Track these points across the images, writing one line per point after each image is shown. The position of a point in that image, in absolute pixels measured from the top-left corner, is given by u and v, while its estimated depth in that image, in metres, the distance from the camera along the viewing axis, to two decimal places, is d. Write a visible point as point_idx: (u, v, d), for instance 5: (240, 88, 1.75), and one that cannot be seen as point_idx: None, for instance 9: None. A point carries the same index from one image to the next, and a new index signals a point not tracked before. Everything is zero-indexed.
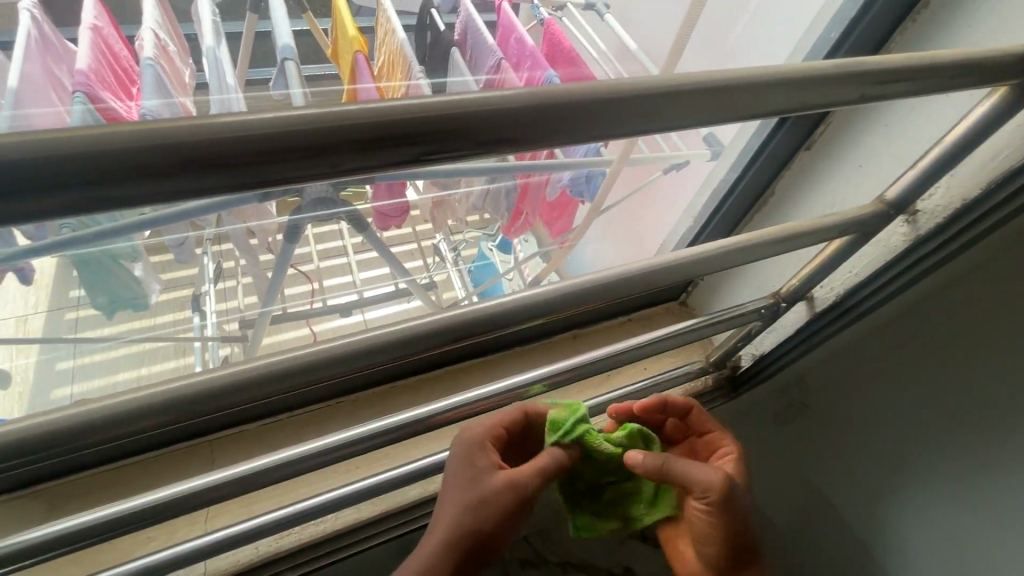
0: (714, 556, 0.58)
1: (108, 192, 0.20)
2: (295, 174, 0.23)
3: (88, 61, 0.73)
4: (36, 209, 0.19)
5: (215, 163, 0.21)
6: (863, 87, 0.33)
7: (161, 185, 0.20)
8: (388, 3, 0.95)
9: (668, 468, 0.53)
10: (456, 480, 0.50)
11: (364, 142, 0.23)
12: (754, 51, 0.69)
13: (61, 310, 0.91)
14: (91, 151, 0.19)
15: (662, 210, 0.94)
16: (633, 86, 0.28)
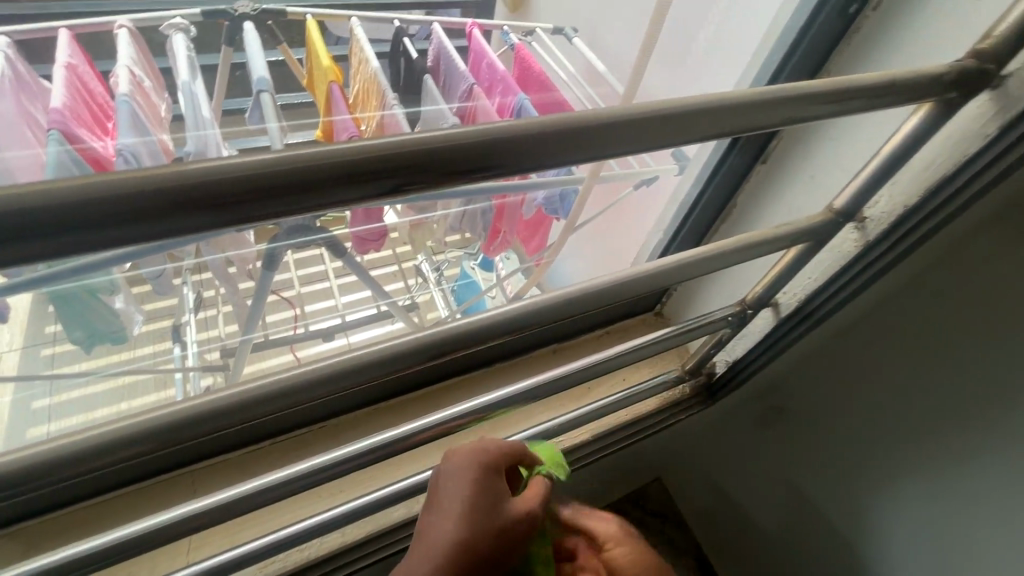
0: None
1: (93, 234, 0.21)
2: (264, 210, 0.24)
3: (62, 99, 0.74)
4: (13, 255, 0.20)
5: (188, 203, 0.22)
6: (794, 111, 0.36)
7: (142, 225, 0.22)
8: (362, 34, 0.98)
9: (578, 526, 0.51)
10: (470, 496, 0.40)
11: (316, 182, 0.24)
12: (712, 74, 0.73)
13: (37, 347, 0.90)
14: (68, 199, 0.20)
15: (636, 224, 0.97)
16: (584, 114, 0.30)
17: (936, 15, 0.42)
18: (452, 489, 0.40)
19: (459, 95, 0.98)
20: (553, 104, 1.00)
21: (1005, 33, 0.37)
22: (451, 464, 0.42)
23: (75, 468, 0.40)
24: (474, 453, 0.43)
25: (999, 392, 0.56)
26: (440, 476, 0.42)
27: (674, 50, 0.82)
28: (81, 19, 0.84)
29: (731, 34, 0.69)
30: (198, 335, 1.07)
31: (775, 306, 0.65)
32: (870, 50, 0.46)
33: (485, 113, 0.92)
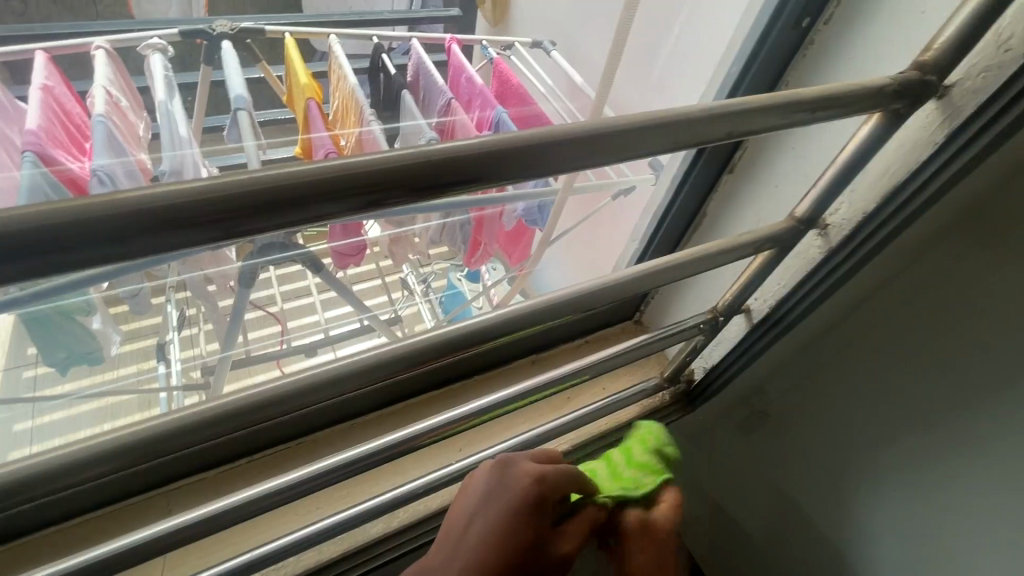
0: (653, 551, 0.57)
1: (52, 259, 0.21)
2: (215, 234, 0.24)
3: (38, 121, 0.75)
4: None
5: (131, 229, 0.22)
6: (730, 126, 0.35)
7: (105, 249, 0.22)
8: (340, 52, 0.98)
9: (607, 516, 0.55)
10: (518, 524, 0.43)
11: (309, 196, 0.25)
12: (681, 85, 0.74)
13: (19, 368, 0.88)
14: (12, 225, 0.20)
15: (615, 233, 0.98)
16: (538, 130, 0.30)
17: (883, 28, 0.43)
18: (492, 505, 0.44)
19: (438, 110, 0.99)
20: (531, 117, 1.01)
21: (944, 46, 0.38)
22: (495, 481, 0.46)
23: (40, 491, 0.40)
24: (523, 476, 0.46)
25: (969, 396, 0.57)
26: (479, 490, 0.46)
27: (642, 62, 0.83)
28: (57, 41, 0.85)
29: (693, 48, 0.70)
30: (181, 353, 1.06)
31: (747, 312, 0.66)
32: (827, 61, 0.47)
33: (462, 128, 0.92)
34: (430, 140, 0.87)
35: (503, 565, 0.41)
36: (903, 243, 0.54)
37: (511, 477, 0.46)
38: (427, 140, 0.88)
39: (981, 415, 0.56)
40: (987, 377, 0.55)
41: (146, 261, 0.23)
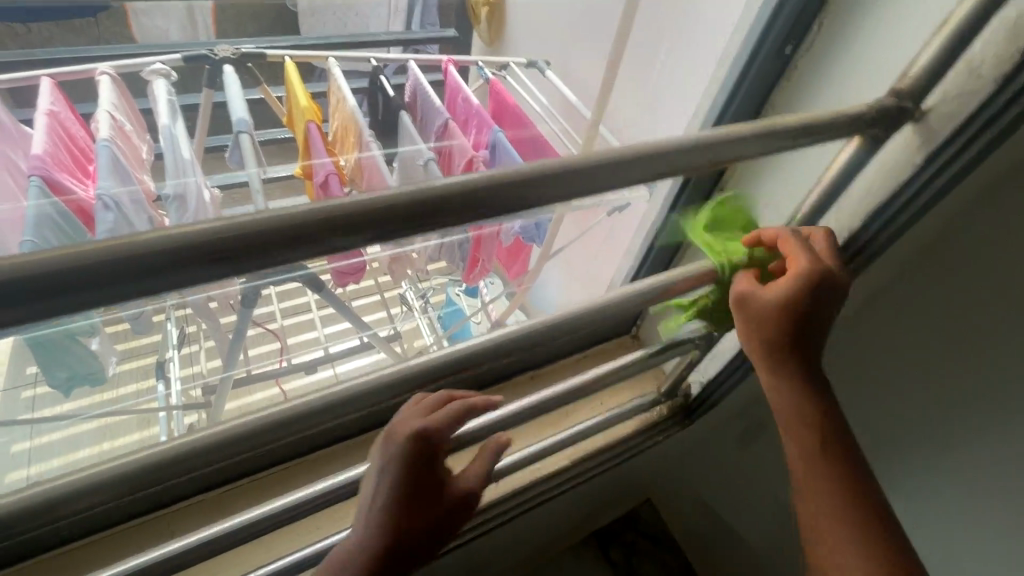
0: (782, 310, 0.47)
1: (85, 296, 0.23)
2: (225, 270, 0.26)
3: (43, 146, 0.76)
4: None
5: (153, 267, 0.24)
6: (719, 156, 0.38)
7: (131, 286, 0.24)
8: (340, 74, 1.00)
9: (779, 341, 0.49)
10: (399, 492, 0.44)
11: (324, 232, 0.27)
12: (673, 106, 0.76)
13: (17, 390, 0.89)
14: (50, 266, 0.22)
15: (610, 249, 0.99)
16: (533, 163, 0.32)
17: (860, 56, 0.45)
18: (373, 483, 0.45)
19: (435, 130, 1.01)
20: (527, 136, 1.03)
21: (919, 73, 0.41)
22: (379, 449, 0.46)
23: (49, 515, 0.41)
24: (393, 438, 0.44)
25: (955, 408, 0.58)
26: (373, 459, 0.46)
27: (634, 84, 0.86)
28: (62, 68, 0.86)
29: (682, 72, 0.73)
30: (180, 372, 1.07)
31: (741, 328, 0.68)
32: (808, 86, 0.49)
33: (459, 149, 0.94)
34: (429, 161, 0.90)
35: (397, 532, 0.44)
36: (882, 264, 0.56)
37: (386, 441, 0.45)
38: (426, 160, 0.90)
39: (968, 425, 0.57)
40: (971, 388, 0.56)
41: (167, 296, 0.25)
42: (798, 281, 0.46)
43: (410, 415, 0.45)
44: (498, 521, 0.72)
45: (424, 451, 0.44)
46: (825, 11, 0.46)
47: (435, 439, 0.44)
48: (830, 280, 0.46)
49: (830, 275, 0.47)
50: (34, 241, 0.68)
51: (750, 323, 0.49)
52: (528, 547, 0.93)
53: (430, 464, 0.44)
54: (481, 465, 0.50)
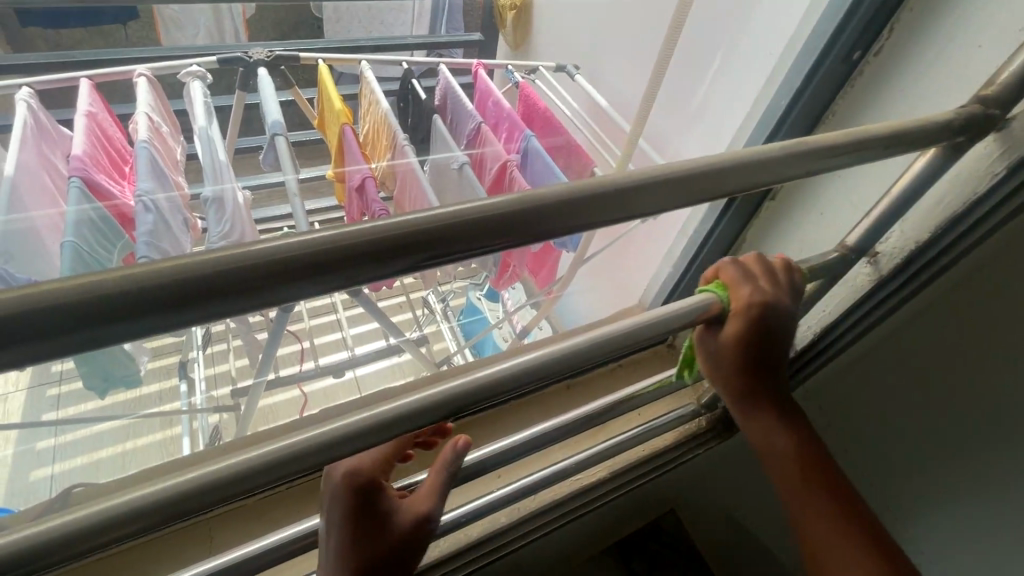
0: (733, 350, 0.48)
1: (169, 313, 0.23)
2: (296, 291, 0.26)
3: (83, 146, 0.76)
4: (73, 340, 0.21)
5: (224, 290, 0.23)
6: (803, 165, 0.37)
7: (211, 306, 0.24)
8: (372, 76, 1.00)
9: (746, 373, 0.49)
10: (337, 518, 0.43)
11: (386, 253, 0.27)
12: (718, 111, 0.75)
13: (43, 387, 0.90)
14: (129, 290, 0.22)
15: (642, 255, 0.98)
16: (592, 181, 0.32)
17: (939, 60, 0.44)
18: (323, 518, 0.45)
19: (467, 135, 1.01)
20: (559, 139, 1.02)
21: (1008, 80, 0.39)
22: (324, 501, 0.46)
23: (65, 553, 0.36)
24: (331, 482, 0.44)
25: (978, 450, 0.54)
26: (320, 512, 0.45)
27: (677, 86, 0.84)
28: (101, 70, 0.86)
29: (729, 77, 0.72)
30: (205, 372, 1.08)
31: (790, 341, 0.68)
32: (879, 91, 0.48)
33: (492, 153, 0.94)
34: (463, 166, 0.88)
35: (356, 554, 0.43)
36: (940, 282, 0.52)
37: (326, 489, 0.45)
38: (460, 164, 0.88)
39: (993, 466, 0.53)
40: (1002, 431, 0.51)
41: (234, 318, 0.25)
42: (744, 315, 0.46)
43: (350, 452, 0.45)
44: (537, 534, 0.71)
45: (366, 488, 0.43)
46: (899, 16, 0.45)
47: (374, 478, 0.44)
48: (777, 310, 0.46)
49: (778, 304, 0.47)
50: (75, 244, 0.68)
51: (710, 359, 0.50)
52: (561, 559, 0.91)
53: (366, 502, 0.43)
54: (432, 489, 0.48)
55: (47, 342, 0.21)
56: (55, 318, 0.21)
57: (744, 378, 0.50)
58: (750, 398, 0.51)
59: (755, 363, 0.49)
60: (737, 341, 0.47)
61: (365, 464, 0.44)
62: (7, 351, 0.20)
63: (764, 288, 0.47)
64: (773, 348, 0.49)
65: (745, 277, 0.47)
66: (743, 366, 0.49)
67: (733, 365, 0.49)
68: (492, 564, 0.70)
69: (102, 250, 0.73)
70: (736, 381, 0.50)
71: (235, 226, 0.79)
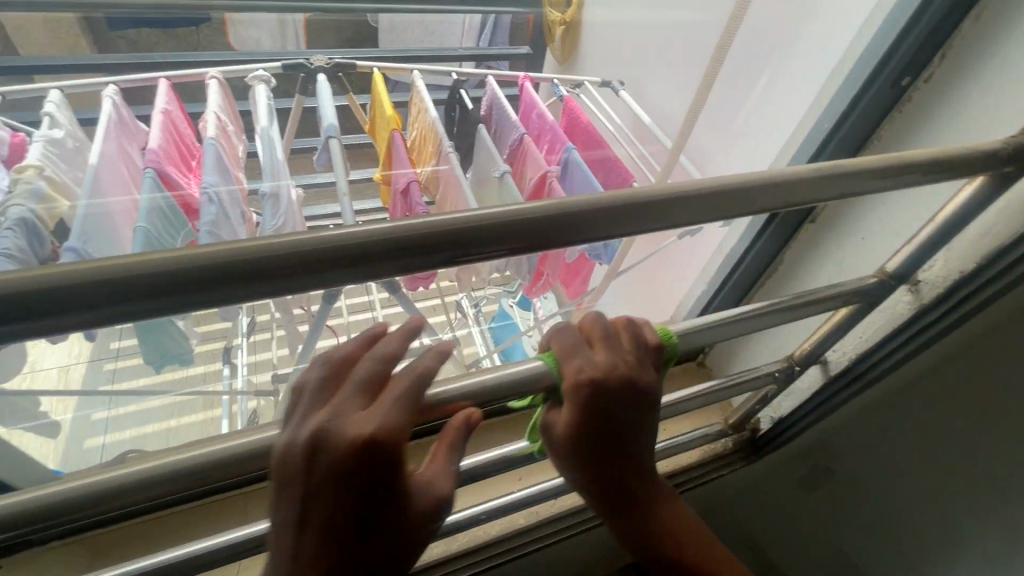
0: (573, 436, 0.42)
1: (244, 286, 0.27)
2: (351, 276, 0.29)
3: (159, 141, 0.83)
4: (165, 302, 0.26)
5: (291, 270, 0.27)
6: (845, 187, 0.38)
7: (276, 283, 0.28)
8: (422, 86, 1.04)
9: (591, 459, 0.43)
10: (324, 489, 0.31)
11: (429, 248, 0.30)
12: (762, 130, 0.75)
13: (101, 361, 0.96)
14: (210, 262, 0.26)
15: (678, 272, 0.98)
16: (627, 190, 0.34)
17: (993, 87, 0.43)
18: (293, 490, 0.32)
19: (510, 144, 1.03)
20: (600, 153, 1.03)
21: None
22: (291, 492, 0.32)
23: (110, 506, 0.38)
24: (311, 448, 0.31)
25: None
26: (284, 475, 0.32)
27: (721, 107, 0.85)
28: (177, 71, 0.93)
29: (777, 97, 0.72)
30: (248, 358, 1.13)
31: (823, 364, 0.66)
32: (929, 115, 0.47)
33: (533, 163, 0.96)
34: (503, 174, 0.90)
35: (354, 531, 0.33)
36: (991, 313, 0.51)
37: (304, 476, 0.32)
38: (502, 173, 0.91)
39: None
40: None
41: (284, 297, 0.29)
42: (578, 398, 0.40)
43: (342, 416, 0.32)
44: (551, 539, 0.72)
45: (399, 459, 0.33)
46: (953, 43, 0.45)
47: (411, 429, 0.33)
48: (617, 388, 0.40)
49: (619, 378, 0.40)
50: (146, 230, 0.74)
51: (555, 445, 0.44)
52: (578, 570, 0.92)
53: (378, 475, 0.32)
54: (444, 459, 0.38)
55: (149, 302, 0.26)
56: (156, 282, 0.25)
57: (592, 465, 0.43)
58: (610, 486, 0.45)
59: (600, 448, 0.43)
60: (574, 424, 0.41)
61: (397, 423, 0.32)
62: (123, 305, 0.25)
63: (600, 362, 0.40)
64: (629, 427, 0.43)
65: (581, 346, 0.41)
66: (586, 452, 0.43)
67: (576, 453, 0.43)
68: (504, 566, 0.71)
69: (167, 237, 0.79)
70: (585, 469, 0.44)
71: (288, 222, 0.84)
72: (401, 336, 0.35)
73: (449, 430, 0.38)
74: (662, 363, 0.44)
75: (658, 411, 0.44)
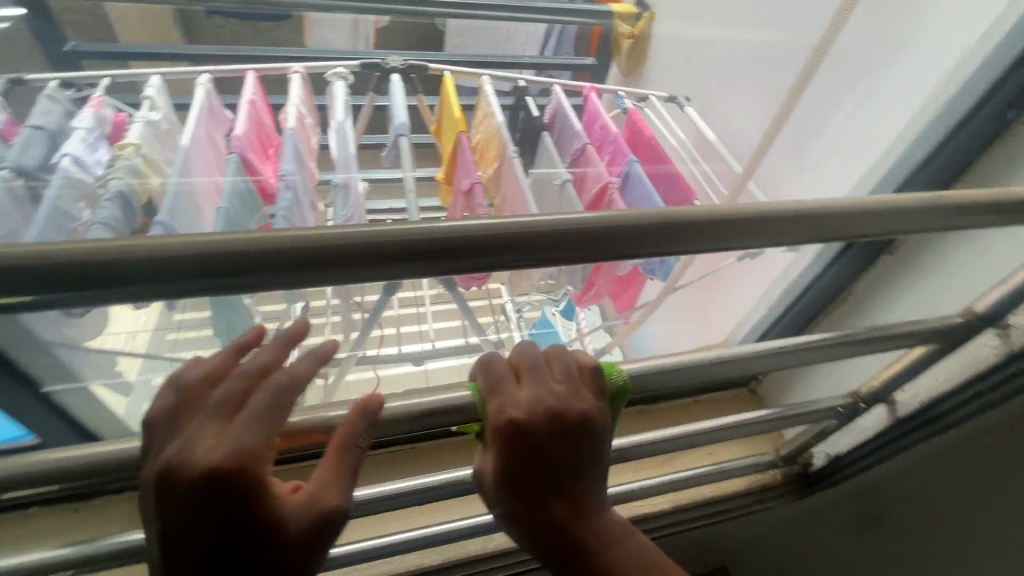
0: (501, 468, 0.37)
1: (339, 270, 0.31)
2: (432, 268, 0.32)
3: (244, 128, 0.88)
4: (274, 277, 0.30)
5: (382, 258, 0.31)
6: (948, 219, 0.37)
7: (366, 269, 0.31)
8: (490, 91, 1.06)
9: (524, 496, 0.37)
10: (178, 510, 0.29)
11: (503, 247, 0.32)
12: (845, 153, 0.73)
13: (164, 331, 1.00)
14: (312, 245, 0.30)
15: (736, 294, 0.95)
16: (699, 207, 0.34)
17: None
18: (154, 515, 0.30)
19: (572, 154, 1.04)
20: (662, 168, 1.02)
21: None
22: (151, 518, 0.30)
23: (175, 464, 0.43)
24: (167, 463, 0.29)
25: None
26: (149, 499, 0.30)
27: (808, 120, 0.80)
28: (265, 64, 0.99)
29: (870, 119, 0.69)
30: None
31: (890, 404, 0.63)
32: None
33: (594, 173, 0.96)
34: (564, 182, 0.91)
35: (217, 561, 0.29)
36: None
37: (159, 502, 0.29)
38: (562, 181, 0.92)
39: None
40: None
41: (349, 286, 0.32)
42: (498, 424, 0.36)
43: (196, 436, 0.30)
44: None
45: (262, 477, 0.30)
46: None
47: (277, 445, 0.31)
48: (539, 412, 0.37)
49: (542, 402, 0.37)
50: (227, 211, 0.78)
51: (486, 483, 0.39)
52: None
53: (235, 488, 0.29)
54: (336, 466, 0.33)
55: (266, 276, 0.30)
56: (270, 258, 0.29)
57: (527, 504, 0.37)
58: (555, 538, 0.37)
59: (535, 483, 0.37)
60: (499, 454, 0.37)
61: (257, 429, 0.30)
62: (247, 277, 0.29)
63: (521, 391, 0.38)
64: (563, 464, 0.38)
65: (505, 380, 0.38)
66: (517, 487, 0.37)
67: (505, 490, 0.37)
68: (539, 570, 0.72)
69: (243, 220, 0.83)
70: (520, 511, 0.37)
71: (356, 214, 0.87)
72: (274, 344, 0.33)
73: (340, 434, 0.34)
74: (603, 388, 0.40)
75: (603, 440, 0.39)
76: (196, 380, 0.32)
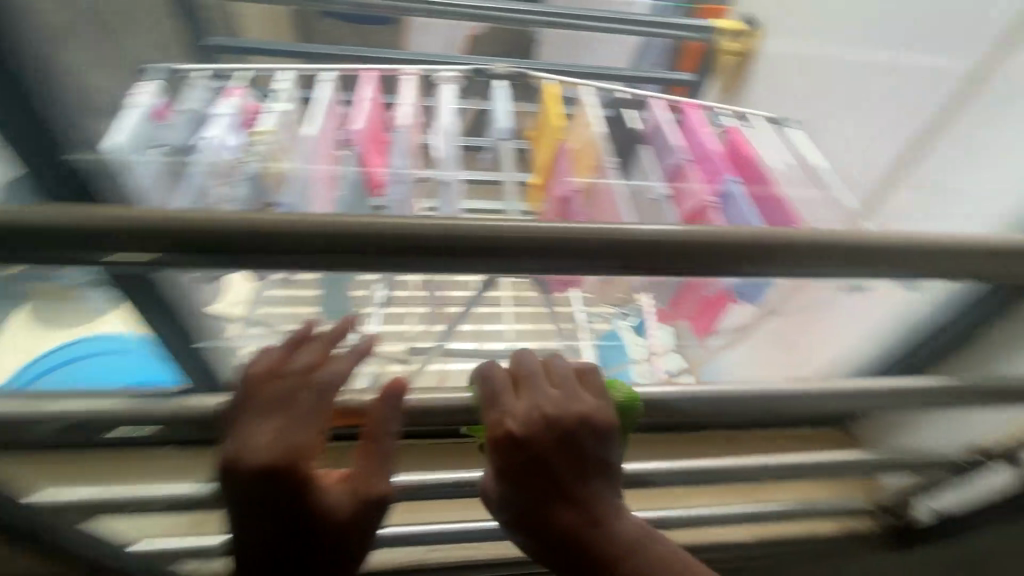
0: (506, 464, 0.51)
1: (513, 255, 0.44)
2: (576, 260, 0.45)
3: (362, 125, 0.96)
4: (469, 257, 0.44)
5: (545, 250, 0.44)
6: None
7: (529, 257, 0.45)
8: (591, 103, 1.08)
9: (526, 486, 0.52)
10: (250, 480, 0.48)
11: (634, 249, 0.46)
12: (953, 213, 0.86)
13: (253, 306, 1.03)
14: (495, 237, 0.44)
15: (838, 326, 0.94)
16: (743, 232, 0.46)
17: None
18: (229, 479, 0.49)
19: (668, 169, 1.03)
20: (763, 190, 0.99)
21: None
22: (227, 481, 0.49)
23: None
24: (246, 451, 0.48)
25: None
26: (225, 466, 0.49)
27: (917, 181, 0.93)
28: (384, 66, 1.07)
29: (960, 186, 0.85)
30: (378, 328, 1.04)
31: None
32: None
33: (691, 190, 0.95)
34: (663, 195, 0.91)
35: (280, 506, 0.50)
36: None
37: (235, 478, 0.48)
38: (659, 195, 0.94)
39: None
40: None
41: (516, 268, 0.46)
42: (502, 431, 0.51)
43: (261, 435, 0.48)
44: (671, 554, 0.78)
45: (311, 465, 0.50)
46: None
47: (324, 431, 0.51)
48: (529, 422, 0.51)
49: (532, 416, 0.51)
50: None
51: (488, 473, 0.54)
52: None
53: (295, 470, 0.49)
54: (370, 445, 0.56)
55: (469, 257, 0.44)
56: (469, 243, 0.44)
57: (531, 490, 0.52)
58: (561, 519, 0.52)
59: (536, 476, 0.51)
60: (501, 453, 0.51)
61: (308, 432, 0.49)
62: (456, 257, 0.44)
63: (517, 407, 0.52)
64: (560, 466, 0.51)
65: (503, 393, 0.53)
66: (519, 477, 0.52)
67: (510, 479, 0.52)
68: None
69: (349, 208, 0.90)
70: (524, 497, 0.52)
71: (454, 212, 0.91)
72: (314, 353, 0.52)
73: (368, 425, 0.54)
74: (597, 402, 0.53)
75: (601, 444, 0.52)
76: (256, 377, 0.50)
